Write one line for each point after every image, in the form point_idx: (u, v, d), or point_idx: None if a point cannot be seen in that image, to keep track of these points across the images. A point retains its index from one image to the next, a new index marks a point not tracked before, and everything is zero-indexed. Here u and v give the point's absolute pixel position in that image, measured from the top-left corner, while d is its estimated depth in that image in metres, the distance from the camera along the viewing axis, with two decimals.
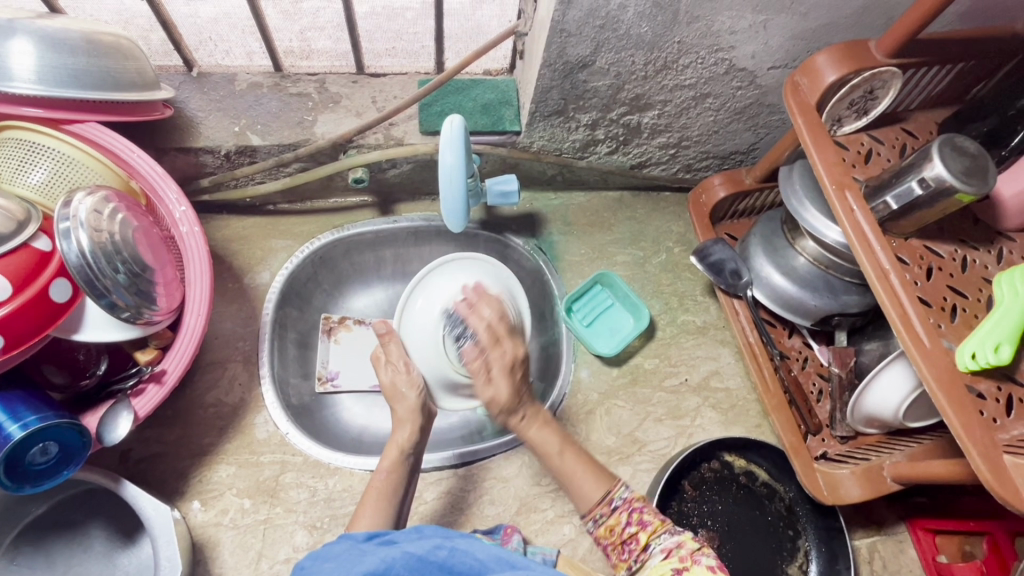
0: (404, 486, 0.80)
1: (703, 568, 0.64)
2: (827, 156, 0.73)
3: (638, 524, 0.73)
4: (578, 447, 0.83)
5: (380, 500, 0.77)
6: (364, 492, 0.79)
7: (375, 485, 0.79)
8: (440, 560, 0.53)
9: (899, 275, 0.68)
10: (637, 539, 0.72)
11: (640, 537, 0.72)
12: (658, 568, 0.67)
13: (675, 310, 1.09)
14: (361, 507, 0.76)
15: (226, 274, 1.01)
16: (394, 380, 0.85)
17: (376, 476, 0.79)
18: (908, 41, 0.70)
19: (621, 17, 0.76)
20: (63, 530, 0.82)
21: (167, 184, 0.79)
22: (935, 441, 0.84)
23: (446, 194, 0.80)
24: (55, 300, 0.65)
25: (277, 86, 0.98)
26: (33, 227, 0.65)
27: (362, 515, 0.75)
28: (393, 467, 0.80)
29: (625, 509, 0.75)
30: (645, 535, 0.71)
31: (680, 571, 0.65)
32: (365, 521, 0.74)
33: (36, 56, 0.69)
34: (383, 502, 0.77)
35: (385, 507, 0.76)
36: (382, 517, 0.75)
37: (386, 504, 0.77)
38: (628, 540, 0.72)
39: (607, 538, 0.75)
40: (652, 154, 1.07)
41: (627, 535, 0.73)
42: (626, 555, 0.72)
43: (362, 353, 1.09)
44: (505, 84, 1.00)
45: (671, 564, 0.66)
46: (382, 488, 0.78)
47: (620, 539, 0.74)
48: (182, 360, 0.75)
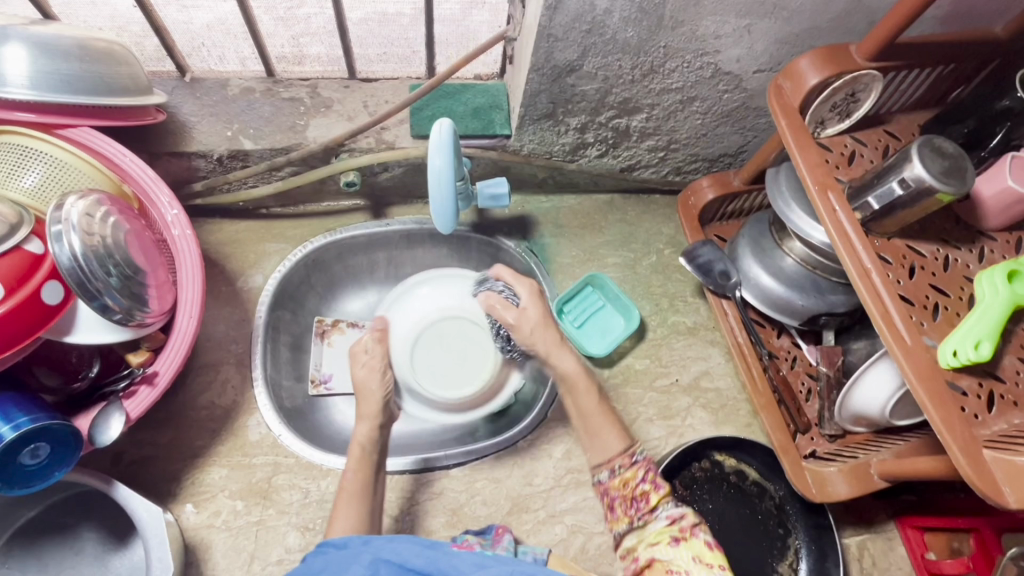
0: (372, 483, 0.81)
1: (700, 541, 0.66)
2: (810, 158, 0.74)
3: (652, 484, 0.73)
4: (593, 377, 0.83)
5: (352, 500, 0.78)
6: (336, 495, 0.79)
7: (343, 486, 0.79)
8: (418, 567, 0.55)
9: (880, 274, 0.69)
10: (647, 499, 0.72)
11: (651, 496, 0.72)
12: (658, 533, 0.68)
13: (665, 311, 1.10)
14: (335, 512, 0.77)
15: (219, 277, 1.02)
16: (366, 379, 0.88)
17: (344, 478, 0.80)
18: (887, 44, 0.71)
19: (606, 22, 0.77)
20: (55, 532, 0.83)
21: (160, 189, 0.80)
22: (921, 438, 0.85)
23: (435, 196, 0.81)
24: (46, 302, 0.65)
25: (269, 91, 0.99)
26: (25, 229, 0.65)
27: (338, 519, 0.76)
28: (359, 466, 0.81)
29: (642, 466, 0.75)
30: (656, 497, 0.71)
31: (679, 539, 0.67)
32: (342, 525, 0.76)
33: (29, 62, 0.70)
34: (355, 503, 0.78)
35: (361, 505, 0.78)
36: (355, 520, 0.76)
37: (360, 503, 0.78)
38: (639, 497, 0.72)
39: (618, 490, 0.74)
40: (642, 157, 1.08)
41: (639, 492, 0.72)
42: (632, 511, 0.72)
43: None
44: (496, 88, 1.01)
45: (671, 528, 0.68)
46: (353, 489, 0.79)
47: (631, 494, 0.73)
48: (174, 362, 0.76)
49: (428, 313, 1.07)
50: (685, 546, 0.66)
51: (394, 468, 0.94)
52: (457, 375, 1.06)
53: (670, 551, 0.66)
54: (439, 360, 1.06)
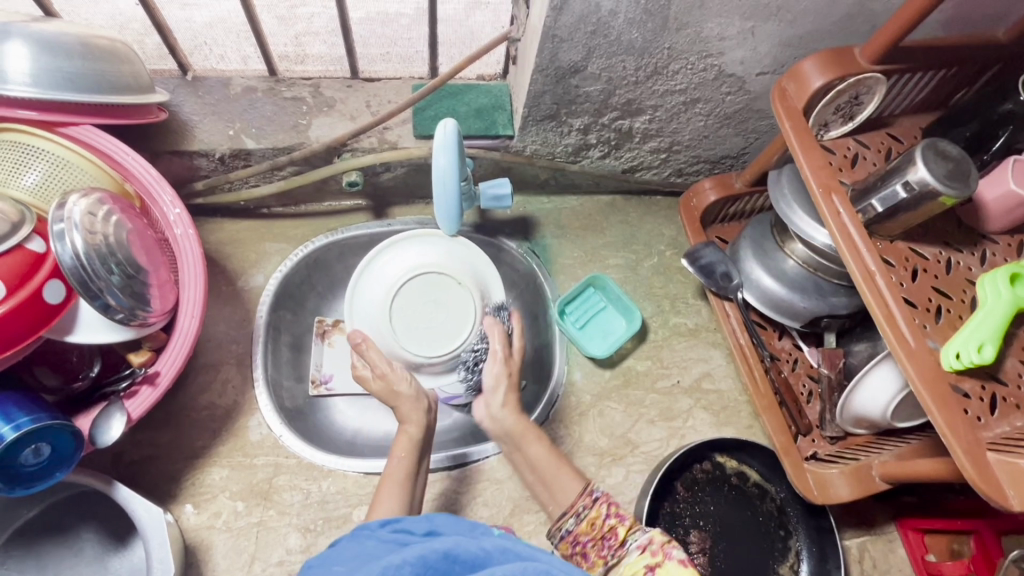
0: (418, 465, 0.80)
1: (675, 563, 0.62)
2: (814, 161, 0.74)
3: (617, 518, 0.73)
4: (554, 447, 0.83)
5: (393, 486, 0.76)
6: (381, 480, 0.77)
7: (387, 472, 0.77)
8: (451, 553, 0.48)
9: (884, 277, 0.69)
10: (615, 534, 0.71)
11: (619, 530, 0.71)
12: (631, 566, 0.65)
13: (666, 313, 1.10)
14: (378, 496, 0.75)
15: (220, 277, 1.01)
16: (386, 381, 0.83)
17: (392, 463, 0.78)
18: (892, 48, 0.71)
19: (611, 23, 0.77)
20: (54, 533, 0.82)
21: (162, 188, 0.80)
22: (922, 441, 0.85)
23: (438, 196, 0.81)
24: (49, 302, 0.65)
25: (271, 90, 0.98)
26: (27, 227, 0.65)
27: (382, 503, 0.75)
28: (407, 453, 0.79)
29: (604, 502, 0.75)
30: (623, 530, 0.70)
31: (653, 567, 0.63)
32: (385, 510, 0.74)
33: (31, 59, 0.69)
34: (403, 488, 0.76)
35: (404, 493, 0.76)
36: (399, 505, 0.75)
37: (402, 487, 0.76)
38: (607, 535, 0.72)
39: (586, 533, 0.74)
40: (644, 158, 1.08)
41: (607, 529, 0.72)
42: (605, 551, 0.70)
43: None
44: (499, 88, 1.01)
45: (645, 560, 0.65)
46: (396, 475, 0.77)
47: (599, 534, 0.72)
48: (176, 361, 0.75)
49: (407, 270, 0.99)
50: (659, 574, 0.62)
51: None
52: (439, 334, 0.97)
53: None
54: (424, 328, 0.97)
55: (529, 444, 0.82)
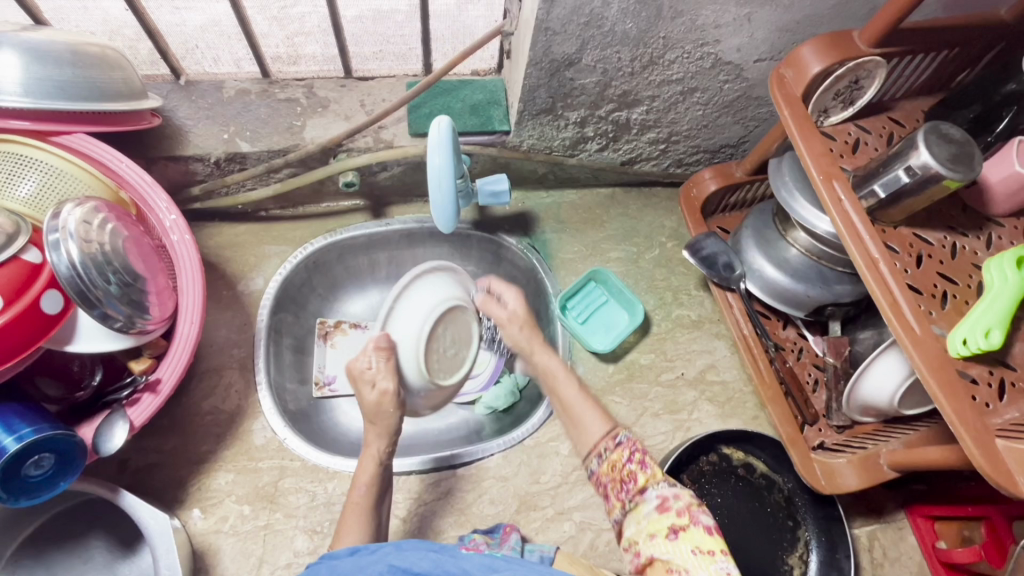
0: (379, 497, 0.80)
1: (700, 530, 0.63)
2: (815, 148, 0.73)
3: (638, 465, 0.70)
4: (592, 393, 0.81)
5: (358, 513, 0.77)
6: (342, 511, 0.78)
7: (353, 500, 0.78)
8: (423, 571, 0.54)
9: (888, 264, 0.68)
10: (636, 480, 0.69)
11: (638, 478, 0.69)
12: (655, 523, 0.65)
13: (669, 305, 1.09)
14: (343, 525, 0.76)
15: (220, 282, 1.01)
16: (374, 404, 0.79)
17: (355, 492, 0.79)
18: (891, 30, 0.70)
19: (605, 13, 0.76)
20: (63, 542, 0.82)
21: (157, 193, 0.79)
22: (930, 428, 0.84)
23: (435, 195, 0.79)
24: (46, 312, 0.64)
25: (265, 92, 0.98)
26: (23, 238, 0.64)
27: (346, 532, 0.75)
28: (372, 481, 0.79)
29: (627, 446, 0.72)
30: (644, 478, 0.69)
31: (678, 530, 0.63)
32: (350, 538, 0.75)
33: (21, 69, 0.69)
34: (365, 515, 0.77)
35: (368, 522, 0.77)
36: (361, 536, 0.75)
37: (365, 518, 0.77)
38: (628, 479, 0.70)
39: (607, 475, 0.72)
40: (643, 149, 1.07)
41: (626, 474, 0.70)
42: (623, 495, 0.69)
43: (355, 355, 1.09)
44: (494, 83, 1.00)
45: (668, 518, 0.65)
46: (361, 504, 0.78)
47: (620, 478, 0.70)
48: (176, 368, 0.75)
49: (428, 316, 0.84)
50: (683, 538, 0.63)
51: (404, 468, 0.93)
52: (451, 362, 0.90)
53: (669, 547, 0.62)
54: (451, 353, 0.90)
55: (539, 355, 0.87)
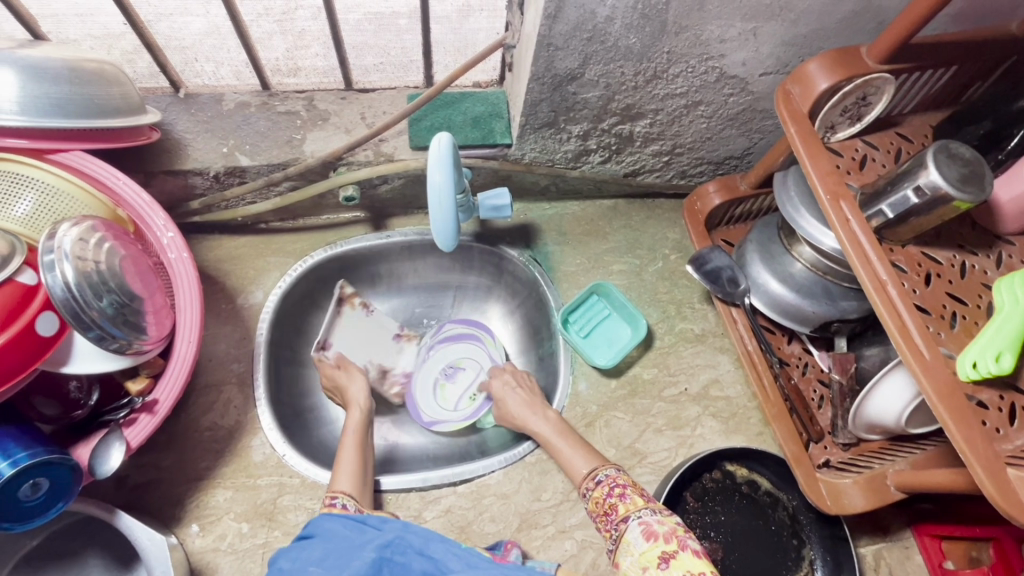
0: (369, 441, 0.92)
1: (688, 555, 0.68)
2: (821, 166, 0.72)
3: (618, 497, 0.78)
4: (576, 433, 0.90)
5: (351, 451, 0.87)
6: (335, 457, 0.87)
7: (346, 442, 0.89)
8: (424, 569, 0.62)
9: (896, 286, 0.67)
10: (617, 510, 0.77)
11: (619, 507, 0.77)
12: (647, 555, 0.70)
13: (672, 318, 1.08)
14: (338, 465, 0.85)
15: (219, 295, 1.00)
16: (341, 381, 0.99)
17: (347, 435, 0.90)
18: (900, 47, 0.69)
19: (608, 29, 0.75)
20: (60, 560, 0.82)
21: (155, 212, 0.78)
22: (937, 448, 0.84)
23: (435, 214, 0.77)
24: (41, 334, 0.64)
25: (265, 105, 0.97)
26: (18, 259, 0.64)
27: (342, 468, 0.84)
28: (359, 427, 0.92)
29: (607, 483, 0.81)
30: (625, 507, 0.77)
31: (668, 558, 0.69)
32: (345, 472, 0.83)
33: (17, 85, 0.68)
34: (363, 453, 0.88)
35: (362, 464, 0.86)
36: (359, 467, 0.85)
37: (358, 453, 0.87)
38: (609, 511, 0.78)
39: (595, 510, 0.80)
40: (646, 162, 1.06)
41: (609, 506, 0.79)
42: (609, 525, 0.77)
43: (358, 335, 1.09)
44: (496, 96, 0.99)
45: (658, 547, 0.70)
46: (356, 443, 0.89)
47: (604, 509, 0.79)
48: (174, 388, 0.74)
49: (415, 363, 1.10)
50: (674, 566, 0.68)
51: (401, 486, 0.92)
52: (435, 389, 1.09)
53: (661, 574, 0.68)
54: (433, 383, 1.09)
55: (535, 420, 0.93)
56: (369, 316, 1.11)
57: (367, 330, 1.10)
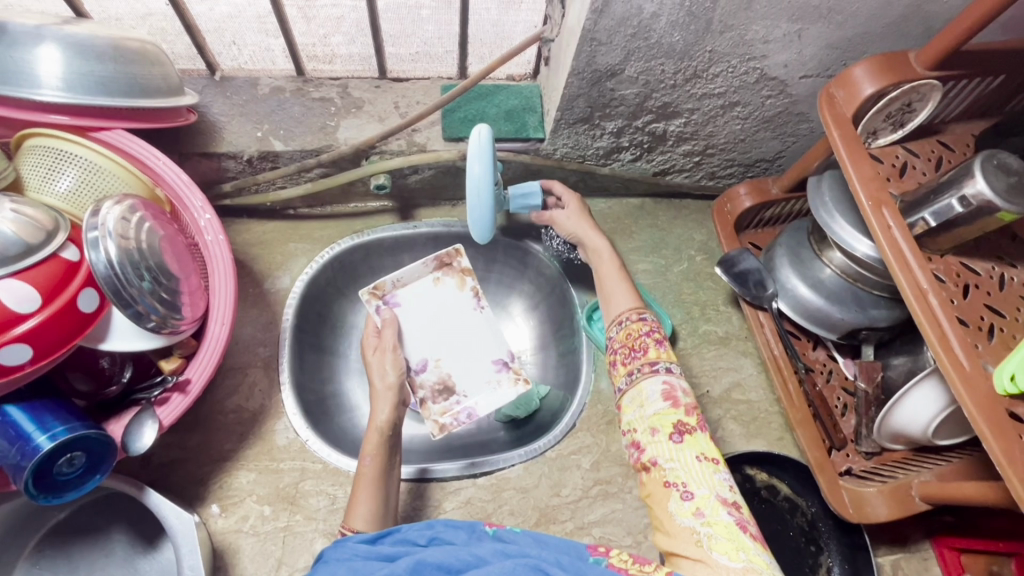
0: (389, 464, 0.79)
1: (705, 439, 0.68)
2: (864, 172, 0.71)
3: (653, 342, 0.76)
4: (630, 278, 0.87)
5: (370, 485, 0.76)
6: (353, 485, 0.76)
7: (362, 472, 0.77)
8: (438, 561, 0.57)
9: (937, 296, 0.66)
10: (646, 351, 0.75)
11: (649, 350, 0.75)
12: (661, 418, 0.69)
13: (696, 320, 1.08)
14: (354, 500, 0.74)
15: (247, 279, 1.01)
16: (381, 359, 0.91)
17: (362, 463, 0.78)
18: (950, 54, 0.68)
19: (653, 26, 0.74)
20: (85, 533, 0.83)
21: (192, 193, 0.78)
22: (964, 459, 0.85)
23: (471, 204, 0.77)
24: (82, 310, 0.64)
25: (300, 91, 0.97)
26: (62, 235, 0.65)
27: (359, 504, 0.74)
28: (377, 452, 0.79)
29: (647, 323, 0.78)
30: (655, 352, 0.75)
31: (684, 434, 0.68)
32: (362, 509, 0.73)
33: (63, 63, 0.69)
34: (377, 489, 0.76)
35: (379, 498, 0.75)
36: (375, 502, 0.74)
37: (376, 488, 0.76)
38: (638, 348, 0.76)
39: (622, 341, 0.78)
40: (676, 161, 1.06)
41: (640, 344, 0.76)
42: (631, 360, 0.76)
43: (432, 312, 1.06)
44: (530, 90, 0.99)
45: (676, 415, 0.69)
46: (371, 473, 0.77)
47: (633, 345, 0.76)
48: (205, 370, 0.74)
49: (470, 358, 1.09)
50: (688, 444, 0.67)
51: (438, 473, 0.93)
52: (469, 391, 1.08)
53: (673, 448, 0.67)
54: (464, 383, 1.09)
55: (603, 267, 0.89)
56: (473, 309, 1.08)
57: (456, 316, 1.07)
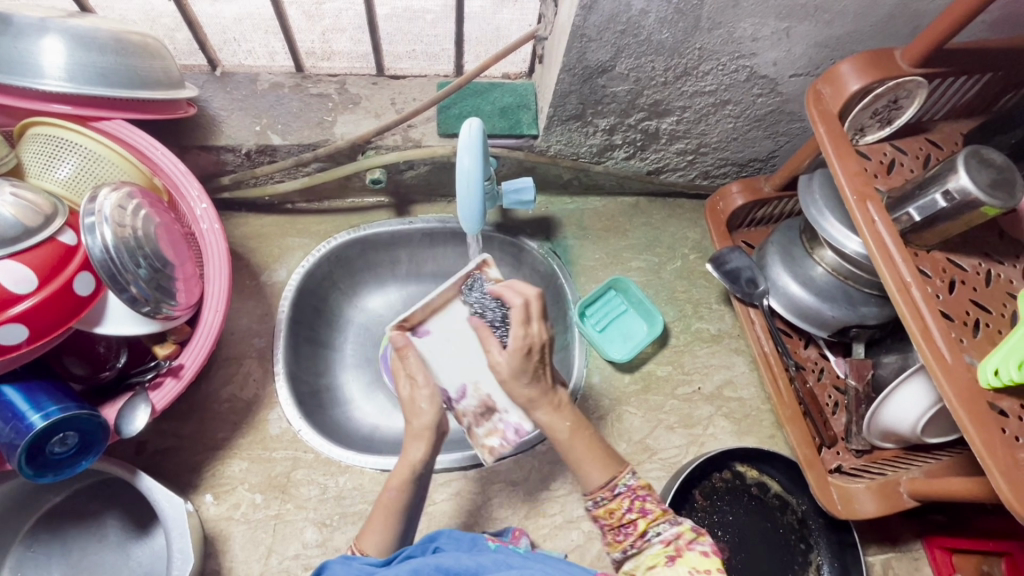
0: (413, 501, 0.75)
1: (696, 555, 0.64)
2: (849, 166, 0.72)
3: (639, 512, 0.69)
4: (591, 428, 0.74)
5: (388, 515, 0.73)
6: (374, 506, 0.75)
7: (382, 500, 0.74)
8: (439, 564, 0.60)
9: (920, 289, 0.67)
10: (636, 526, 0.69)
11: (639, 524, 0.69)
12: (654, 557, 0.65)
13: (688, 317, 1.08)
14: (368, 524, 0.73)
15: (244, 271, 1.03)
16: (412, 394, 0.76)
17: (387, 493, 0.74)
18: (935, 51, 0.69)
19: (642, 22, 0.75)
20: (79, 518, 0.84)
21: (189, 182, 0.80)
22: (953, 458, 0.84)
23: (462, 197, 0.78)
24: (79, 293, 0.66)
25: (298, 87, 0.99)
26: (60, 220, 0.66)
27: (370, 530, 0.73)
28: (403, 485, 0.74)
29: (627, 496, 0.70)
30: (645, 523, 0.68)
31: (674, 558, 0.64)
32: (374, 539, 0.72)
33: (65, 54, 0.70)
34: (392, 517, 0.73)
35: (393, 525, 0.73)
36: (392, 536, 0.73)
37: (392, 517, 0.73)
38: (626, 525, 0.69)
39: (605, 519, 0.71)
40: (670, 160, 1.07)
41: (626, 519, 0.69)
42: (623, 538, 0.69)
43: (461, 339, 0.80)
44: (524, 87, 1.00)
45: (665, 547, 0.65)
46: (391, 505, 0.73)
47: (618, 523, 0.70)
48: (199, 355, 0.76)
49: None
50: (681, 563, 0.63)
51: None
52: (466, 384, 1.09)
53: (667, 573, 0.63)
54: None
55: (542, 411, 0.73)
56: None
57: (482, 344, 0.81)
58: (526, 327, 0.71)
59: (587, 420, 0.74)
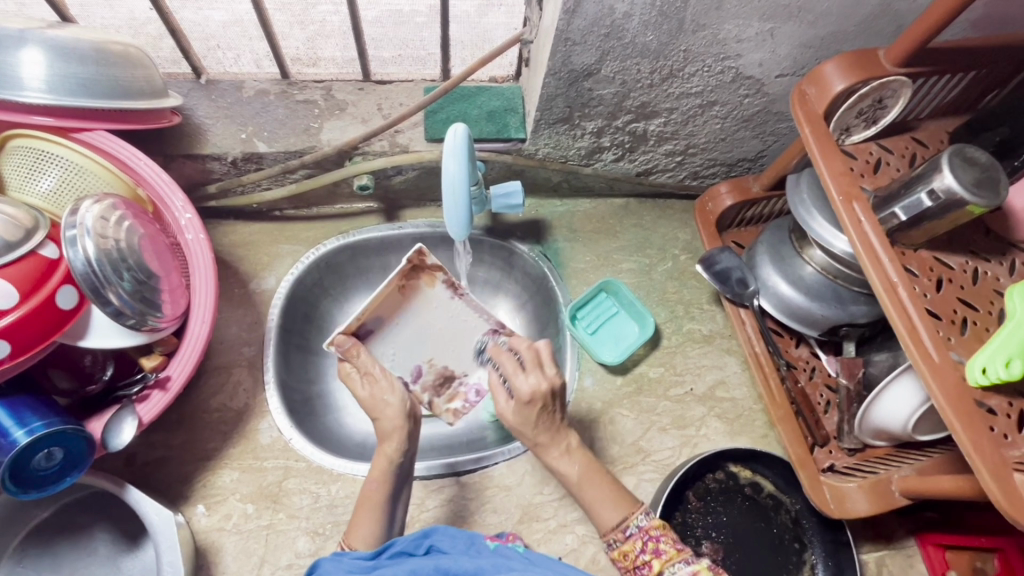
0: (393, 492, 0.77)
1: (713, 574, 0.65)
2: (835, 167, 0.72)
3: (652, 553, 0.70)
4: (603, 471, 0.79)
5: (371, 509, 0.75)
6: (358, 501, 0.76)
7: (365, 493, 0.76)
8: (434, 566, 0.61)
9: (906, 289, 0.67)
10: (650, 567, 0.69)
11: (653, 565, 0.69)
12: None
13: (680, 318, 1.08)
14: (356, 519, 0.74)
15: (232, 280, 1.02)
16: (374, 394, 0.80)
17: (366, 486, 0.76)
18: (918, 50, 0.69)
19: (626, 25, 0.75)
20: (68, 533, 0.83)
21: (174, 193, 0.79)
22: (944, 454, 0.84)
23: (449, 203, 0.78)
24: (62, 307, 0.65)
25: (283, 94, 0.98)
26: (42, 233, 0.66)
27: (359, 526, 0.73)
28: (382, 477, 0.76)
29: (639, 536, 0.72)
30: (659, 564, 0.68)
31: None
32: (361, 534, 0.73)
33: (45, 66, 0.70)
34: (378, 510, 0.75)
35: (380, 518, 0.74)
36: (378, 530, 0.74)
37: (379, 512, 0.75)
38: (641, 568, 0.69)
39: (620, 561, 0.72)
40: (659, 161, 1.07)
41: (641, 562, 0.70)
42: None
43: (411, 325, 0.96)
44: (511, 91, 1.00)
45: None
46: (374, 497, 0.75)
47: (632, 565, 0.71)
48: (186, 366, 0.75)
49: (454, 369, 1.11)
50: None
51: None
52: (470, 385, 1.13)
53: None
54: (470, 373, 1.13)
55: (553, 455, 0.79)
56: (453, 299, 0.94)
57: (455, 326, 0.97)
58: (542, 371, 0.77)
59: (597, 465, 0.79)
